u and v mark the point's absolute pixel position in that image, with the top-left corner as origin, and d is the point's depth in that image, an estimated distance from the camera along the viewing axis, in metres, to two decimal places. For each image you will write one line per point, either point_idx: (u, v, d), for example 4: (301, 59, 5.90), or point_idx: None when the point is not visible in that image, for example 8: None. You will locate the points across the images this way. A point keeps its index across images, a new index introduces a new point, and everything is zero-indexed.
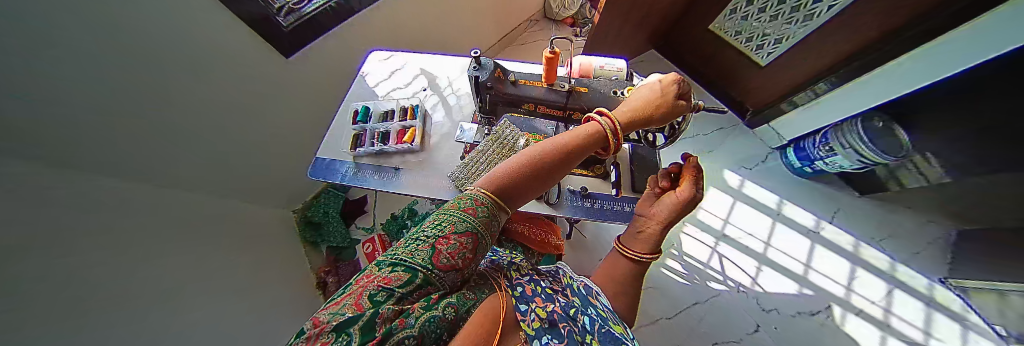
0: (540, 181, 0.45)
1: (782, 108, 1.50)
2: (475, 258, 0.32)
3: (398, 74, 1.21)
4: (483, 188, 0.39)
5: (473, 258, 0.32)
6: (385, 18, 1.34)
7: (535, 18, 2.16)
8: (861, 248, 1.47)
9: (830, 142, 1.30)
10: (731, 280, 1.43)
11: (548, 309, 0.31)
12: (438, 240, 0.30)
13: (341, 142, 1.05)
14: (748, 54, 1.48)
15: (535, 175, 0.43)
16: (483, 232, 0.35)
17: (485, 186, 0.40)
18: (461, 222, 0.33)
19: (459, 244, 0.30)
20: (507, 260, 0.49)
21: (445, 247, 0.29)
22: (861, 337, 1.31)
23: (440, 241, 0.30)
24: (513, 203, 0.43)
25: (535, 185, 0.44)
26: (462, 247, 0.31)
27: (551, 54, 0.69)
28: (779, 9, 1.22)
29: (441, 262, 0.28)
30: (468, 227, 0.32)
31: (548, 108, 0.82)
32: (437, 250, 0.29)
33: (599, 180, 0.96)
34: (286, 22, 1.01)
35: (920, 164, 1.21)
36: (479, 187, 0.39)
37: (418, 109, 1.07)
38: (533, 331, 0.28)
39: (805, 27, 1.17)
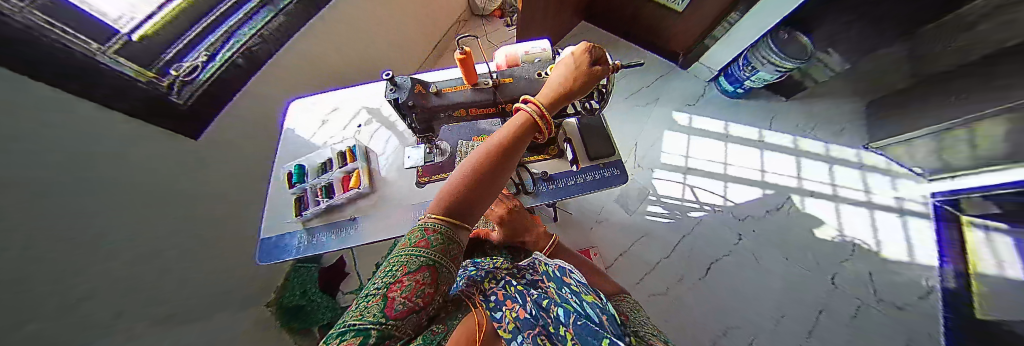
0: (487, 186, 0.44)
1: (707, 44, 1.66)
2: (438, 289, 0.34)
3: (333, 114, 1.03)
4: (433, 215, 0.40)
5: (436, 290, 0.33)
6: (299, 61, 1.15)
7: (462, 16, 1.96)
8: (799, 141, 1.67)
9: (751, 63, 1.47)
10: (705, 204, 1.57)
11: (521, 303, 0.34)
12: (391, 288, 0.31)
13: (283, 209, 0.87)
14: (667, 4, 1.55)
15: (481, 182, 0.44)
16: (440, 260, 0.35)
17: (437, 212, 0.41)
18: (414, 260, 0.34)
19: (414, 282, 0.31)
20: (484, 270, 0.49)
21: (398, 293, 0.29)
22: (819, 215, 1.50)
23: (393, 287, 0.31)
24: (471, 218, 0.43)
25: (485, 192, 0.44)
26: (419, 283, 0.32)
27: (464, 54, 0.62)
28: None
29: (396, 309, 0.28)
30: (423, 262, 0.34)
31: (483, 109, 0.77)
32: (391, 298, 0.29)
33: (556, 159, 0.99)
34: (180, 97, 0.81)
35: (823, 57, 1.44)
36: (430, 215, 0.40)
37: (357, 148, 0.90)
38: (509, 334, 0.30)
39: None
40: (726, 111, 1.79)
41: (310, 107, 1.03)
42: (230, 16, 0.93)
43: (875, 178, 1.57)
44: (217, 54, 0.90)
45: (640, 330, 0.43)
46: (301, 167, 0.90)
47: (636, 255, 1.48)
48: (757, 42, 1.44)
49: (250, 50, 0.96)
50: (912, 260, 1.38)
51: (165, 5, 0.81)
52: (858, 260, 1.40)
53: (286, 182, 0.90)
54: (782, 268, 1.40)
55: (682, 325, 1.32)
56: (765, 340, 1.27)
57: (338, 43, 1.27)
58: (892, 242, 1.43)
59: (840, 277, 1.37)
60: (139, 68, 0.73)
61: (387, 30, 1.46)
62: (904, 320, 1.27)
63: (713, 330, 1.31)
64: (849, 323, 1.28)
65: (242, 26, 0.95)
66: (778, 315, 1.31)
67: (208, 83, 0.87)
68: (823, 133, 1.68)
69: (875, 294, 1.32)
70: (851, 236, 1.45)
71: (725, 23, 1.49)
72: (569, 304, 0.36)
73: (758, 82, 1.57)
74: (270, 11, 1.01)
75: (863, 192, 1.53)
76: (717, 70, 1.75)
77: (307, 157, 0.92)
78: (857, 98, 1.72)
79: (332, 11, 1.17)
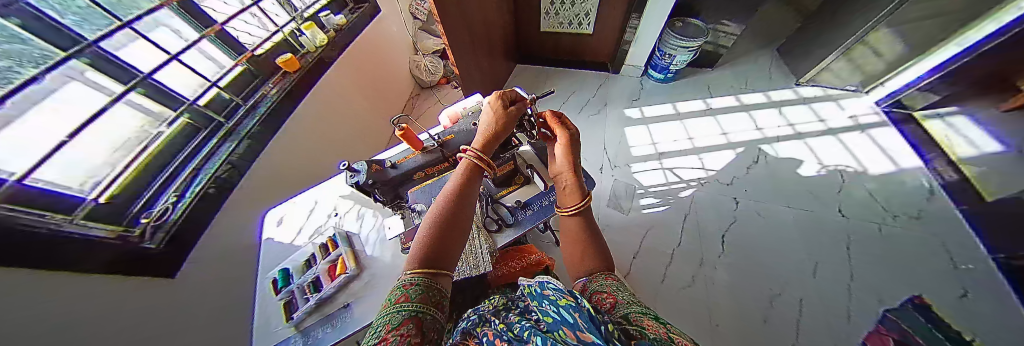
0: (454, 229, 0.49)
1: (625, 50, 1.77)
2: (424, 337, 0.33)
3: (311, 215, 0.94)
4: (411, 270, 0.43)
5: (423, 338, 0.33)
6: (275, 168, 1.04)
7: (415, 92, 2.00)
8: (741, 97, 1.72)
9: (667, 50, 1.62)
10: (691, 180, 1.43)
11: (490, 333, 0.30)
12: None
13: (271, 318, 0.75)
14: (575, 30, 1.78)
15: (447, 227, 0.48)
16: (425, 309, 0.37)
17: (414, 267, 0.44)
18: (398, 314, 0.35)
19: (400, 335, 0.31)
20: (479, 315, 0.41)
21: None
22: (797, 155, 1.44)
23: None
24: (447, 263, 0.46)
25: (454, 236, 0.48)
26: (405, 336, 0.31)
27: (403, 130, 0.71)
28: None
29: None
30: (407, 314, 0.35)
31: (436, 167, 0.84)
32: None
33: (526, 187, 0.94)
34: (152, 241, 0.68)
35: (722, 28, 1.61)
36: (408, 272, 0.43)
37: (339, 234, 0.84)
38: None
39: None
40: (667, 94, 1.83)
41: (280, 213, 0.95)
42: (198, 154, 0.85)
43: (825, 104, 1.61)
44: (187, 192, 0.78)
45: (635, 312, 0.33)
46: (286, 271, 0.80)
47: (650, 256, 1.25)
48: (664, 33, 1.61)
49: (222, 175, 0.85)
50: (900, 168, 1.33)
51: (128, 164, 0.72)
52: (856, 183, 1.32)
53: (272, 290, 0.79)
54: (789, 216, 1.27)
55: (710, 321, 1.07)
56: (816, 300, 1.06)
57: (299, 164, 1.17)
58: (872, 161, 1.37)
59: (846, 207, 1.26)
60: (109, 226, 0.64)
61: (344, 133, 1.41)
62: (927, 231, 1.16)
63: (750, 316, 1.06)
64: (881, 252, 1.14)
65: (209, 159, 0.85)
66: (811, 268, 1.14)
67: (181, 221, 0.73)
68: (755, 83, 1.77)
69: (886, 213, 1.22)
70: (833, 165, 1.38)
71: (628, 29, 1.61)
72: (548, 309, 0.30)
73: (681, 64, 1.70)
74: (234, 139, 0.91)
75: (818, 121, 1.54)
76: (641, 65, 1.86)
77: (291, 259, 0.83)
78: (767, 49, 1.93)
79: (285, 136, 1.08)
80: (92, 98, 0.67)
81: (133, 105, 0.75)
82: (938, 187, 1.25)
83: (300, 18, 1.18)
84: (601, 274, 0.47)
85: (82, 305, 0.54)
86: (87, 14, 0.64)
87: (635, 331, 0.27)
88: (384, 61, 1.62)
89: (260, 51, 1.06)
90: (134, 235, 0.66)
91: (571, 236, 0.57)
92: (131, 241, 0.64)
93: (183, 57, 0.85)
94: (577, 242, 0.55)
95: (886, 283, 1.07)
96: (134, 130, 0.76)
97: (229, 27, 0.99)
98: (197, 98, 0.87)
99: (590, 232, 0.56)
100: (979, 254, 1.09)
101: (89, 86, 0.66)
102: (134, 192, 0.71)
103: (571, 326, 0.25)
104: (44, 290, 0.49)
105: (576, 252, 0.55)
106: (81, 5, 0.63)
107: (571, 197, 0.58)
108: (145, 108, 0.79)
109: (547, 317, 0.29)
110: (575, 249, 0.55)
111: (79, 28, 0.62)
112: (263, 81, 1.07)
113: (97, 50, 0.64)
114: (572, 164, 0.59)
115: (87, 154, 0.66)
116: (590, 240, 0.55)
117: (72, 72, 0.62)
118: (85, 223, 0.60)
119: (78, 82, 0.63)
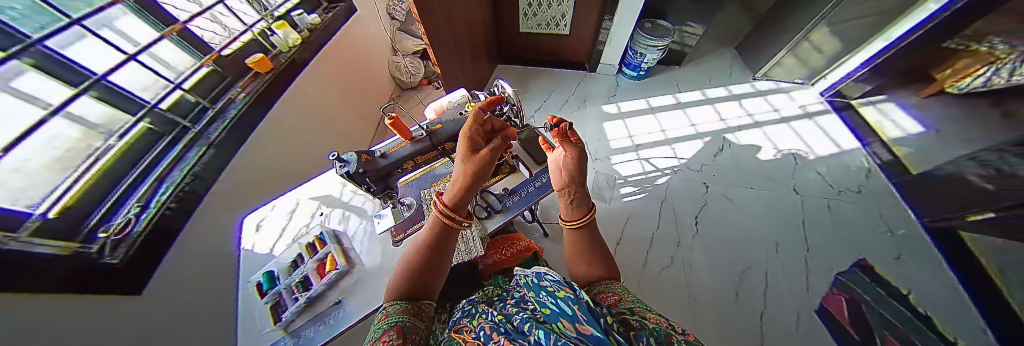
0: (434, 262, 0.50)
1: (600, 49, 1.89)
2: (406, 338, 0.38)
3: (294, 216, 0.88)
4: (393, 298, 0.46)
5: (405, 340, 0.38)
6: (253, 172, 1.01)
7: (396, 94, 1.99)
8: (705, 92, 1.89)
9: (639, 50, 1.76)
10: (665, 169, 1.56)
11: (487, 327, 0.35)
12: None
13: (256, 323, 0.69)
14: (553, 31, 1.87)
15: (425, 263, 0.50)
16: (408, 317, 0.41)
17: (394, 297, 0.47)
18: (388, 324, 0.40)
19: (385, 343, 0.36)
20: (474, 305, 0.47)
21: None
22: (753, 141, 1.62)
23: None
24: (427, 290, 0.48)
25: (432, 269, 0.50)
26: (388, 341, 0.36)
27: (391, 119, 0.73)
28: None
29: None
30: (394, 323, 0.40)
31: (426, 156, 0.86)
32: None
33: (512, 176, 0.98)
34: (115, 257, 0.62)
35: (687, 29, 1.76)
36: (390, 300, 0.46)
37: (327, 233, 0.79)
38: None
39: None
40: (641, 90, 1.96)
41: (260, 215, 0.88)
42: (159, 160, 0.79)
43: (776, 95, 1.81)
44: (150, 203, 0.71)
45: (636, 306, 0.39)
46: (271, 273, 0.75)
47: (633, 242, 1.33)
48: (636, 34, 1.75)
49: (189, 183, 0.79)
50: (843, 150, 1.53)
51: (67, 186, 0.63)
52: (809, 166, 1.49)
53: (255, 293, 0.73)
54: (752, 197, 1.42)
55: (688, 297, 1.18)
56: (781, 271, 1.19)
57: (283, 163, 1.14)
58: (821, 144, 1.56)
59: (801, 185, 1.43)
60: (61, 243, 0.57)
61: (326, 136, 1.38)
62: (869, 204, 1.35)
63: (725, 291, 1.18)
64: (832, 226, 1.30)
65: (174, 168, 0.79)
66: (774, 243, 1.27)
67: (147, 232, 0.67)
68: (718, 79, 1.95)
69: (833, 189, 1.40)
70: (786, 149, 1.56)
71: (602, 29, 1.73)
72: (546, 302, 0.36)
73: (652, 62, 1.84)
74: (201, 146, 0.86)
75: (773, 111, 1.73)
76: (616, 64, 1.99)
77: (276, 262, 0.78)
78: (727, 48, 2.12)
79: (261, 135, 1.03)
80: (22, 112, 0.58)
81: (70, 117, 0.67)
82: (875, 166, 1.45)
83: (270, 17, 1.18)
84: (604, 279, 0.51)
85: (63, 330, 0.51)
86: (29, 12, 0.59)
87: (635, 322, 0.33)
88: (362, 62, 1.61)
89: (228, 51, 1.04)
90: (93, 251, 0.60)
91: (575, 246, 0.61)
92: (91, 257, 0.59)
93: (140, 58, 0.81)
94: (581, 250, 0.59)
95: (836, 250, 1.23)
96: (77, 141, 0.68)
97: (192, 25, 0.94)
98: (159, 101, 0.83)
99: (594, 242, 0.60)
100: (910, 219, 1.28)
101: (24, 99, 0.58)
102: (83, 212, 0.64)
103: (571, 319, 0.30)
104: (23, 318, 0.46)
105: (581, 261, 0.58)
106: (25, 4, 0.58)
107: (577, 211, 0.61)
108: (87, 119, 0.70)
109: (547, 308, 0.35)
110: (579, 255, 0.59)
111: (21, 25, 0.57)
112: (231, 85, 1.02)
113: (41, 50, 0.59)
114: (579, 177, 0.62)
115: (31, 165, 0.58)
116: (593, 246, 0.59)
117: (3, 78, 0.54)
118: (32, 241, 0.53)
119: (4, 93, 0.54)
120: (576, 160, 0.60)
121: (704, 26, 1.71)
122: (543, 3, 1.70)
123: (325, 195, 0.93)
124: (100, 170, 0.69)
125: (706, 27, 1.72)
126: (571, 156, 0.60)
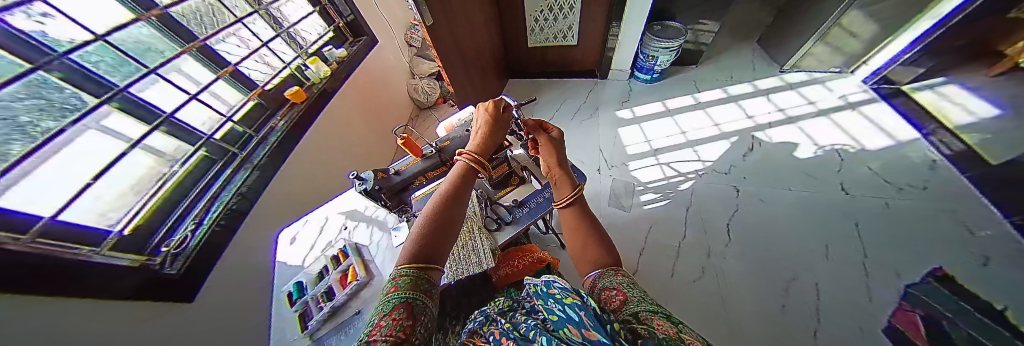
0: (445, 228, 0.50)
1: (609, 55, 1.89)
2: (416, 320, 0.36)
3: (323, 231, 0.94)
4: (402, 264, 0.44)
5: (414, 322, 0.36)
6: (288, 192, 1.10)
7: (415, 114, 2.11)
8: (728, 89, 1.79)
9: (650, 53, 1.73)
10: (688, 173, 1.48)
11: (496, 332, 0.34)
12: (371, 334, 0.32)
13: (284, 331, 0.72)
14: (560, 42, 1.92)
15: (437, 230, 0.49)
16: (415, 296, 0.38)
17: (405, 263, 0.45)
18: (392, 301, 0.37)
19: (391, 320, 0.34)
20: (489, 314, 0.46)
21: (376, 333, 0.32)
22: (788, 138, 1.49)
23: (374, 332, 0.33)
24: (438, 257, 0.47)
25: (445, 235, 0.49)
26: (396, 320, 0.34)
27: (404, 139, 0.77)
28: (556, 8, 1.68)
29: (378, 344, 0.29)
30: (399, 301, 0.37)
31: (437, 170, 0.90)
32: (372, 340, 0.30)
33: (522, 187, 0.98)
34: (172, 268, 0.70)
35: (699, 27, 1.72)
36: (399, 266, 0.44)
37: (350, 245, 0.84)
38: None
39: (575, 6, 1.64)
40: (656, 93, 1.91)
41: (293, 230, 0.94)
42: (211, 184, 0.89)
43: (811, 87, 1.67)
44: (205, 220, 0.81)
45: (643, 310, 0.35)
46: (301, 284, 0.80)
47: (656, 251, 1.26)
48: (645, 38, 1.73)
49: (234, 206, 0.88)
50: (898, 141, 1.36)
51: (144, 204, 0.75)
52: (858, 161, 1.34)
53: (285, 302, 0.78)
54: (790, 198, 1.30)
55: (725, 313, 1.06)
56: (831, 283, 1.06)
57: (311, 185, 1.24)
58: (868, 137, 1.41)
59: (849, 182, 1.29)
60: (132, 256, 0.67)
61: (352, 156, 1.49)
62: (941, 201, 1.16)
63: (766, 305, 1.05)
64: (889, 228, 1.14)
65: (226, 188, 0.90)
66: (823, 248, 1.14)
67: (197, 249, 0.76)
68: (740, 75, 1.85)
69: (891, 186, 1.24)
70: (829, 145, 1.42)
71: (610, 36, 1.75)
72: (555, 309, 0.35)
73: (664, 64, 1.79)
74: (247, 168, 0.97)
75: (808, 104, 1.60)
76: (627, 69, 1.97)
77: (305, 273, 0.83)
78: (747, 43, 2.01)
79: (290, 165, 1.11)
80: (111, 146, 0.72)
81: (145, 148, 0.80)
82: (941, 158, 1.26)
83: (304, 53, 1.29)
84: (610, 268, 0.48)
85: (119, 337, 0.57)
86: (119, 64, 0.74)
87: (641, 331, 0.30)
88: (383, 86, 1.74)
89: (269, 86, 1.17)
90: (155, 263, 0.68)
91: (570, 227, 0.59)
92: (154, 267, 0.68)
93: (200, 96, 0.94)
94: (578, 233, 0.57)
95: (899, 255, 1.07)
96: (144, 170, 0.79)
97: (240, 66, 1.08)
98: (213, 132, 0.94)
99: (588, 219, 0.59)
100: (993, 218, 1.09)
101: (111, 137, 0.72)
102: (150, 227, 0.74)
103: (576, 325, 0.29)
104: (85, 326, 0.52)
105: (579, 246, 0.56)
106: (113, 57, 0.72)
107: (564, 189, 0.61)
108: (156, 148, 0.83)
109: (553, 316, 0.34)
110: (576, 238, 0.57)
111: (111, 76, 0.71)
112: (275, 114, 1.15)
113: (125, 95, 0.73)
114: (558, 157, 0.63)
115: (105, 194, 0.69)
116: (589, 225, 0.58)
117: (96, 120, 0.68)
118: (110, 254, 0.62)
119: (96, 130, 0.69)
120: (550, 144, 0.62)
121: (718, 22, 1.66)
122: (550, 16, 1.76)
123: (349, 211, 0.98)
124: (166, 191, 0.80)
125: (720, 23, 1.67)
126: (544, 143, 0.63)
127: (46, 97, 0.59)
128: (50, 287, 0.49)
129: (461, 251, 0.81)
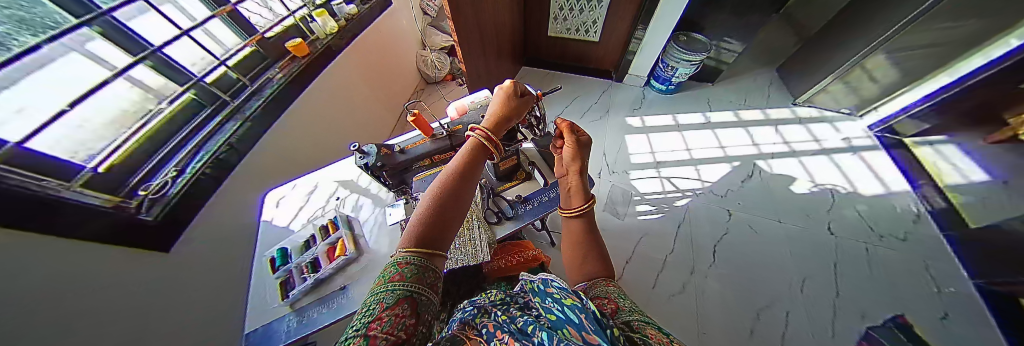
0: (451, 211, 0.44)
1: (628, 58, 1.80)
2: (419, 318, 0.32)
3: (310, 199, 0.88)
4: (404, 248, 0.39)
5: (416, 319, 0.32)
6: (276, 150, 1.00)
7: (420, 87, 1.99)
8: (739, 113, 1.71)
9: (670, 63, 1.64)
10: (687, 190, 1.42)
11: (491, 325, 0.28)
12: (370, 326, 0.28)
13: (266, 297, 0.68)
14: (581, 36, 1.81)
15: (444, 214, 0.43)
16: (419, 290, 0.34)
17: (408, 247, 0.39)
18: (392, 294, 0.32)
19: (394, 316, 0.30)
20: (481, 302, 0.38)
21: (379, 331, 0.27)
22: (789, 171, 1.43)
23: (373, 325, 0.28)
24: (444, 244, 0.42)
25: (452, 219, 0.44)
26: (400, 317, 0.30)
27: (412, 116, 0.67)
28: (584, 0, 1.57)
29: (379, 343, 0.25)
30: (401, 295, 0.32)
31: (443, 155, 0.80)
32: (372, 335, 0.26)
33: (526, 183, 0.90)
34: (150, 214, 0.64)
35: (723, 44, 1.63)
36: (401, 250, 0.39)
37: (341, 217, 0.78)
38: None
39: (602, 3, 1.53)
40: (669, 105, 1.82)
41: (280, 192, 0.88)
42: (199, 131, 0.82)
43: (821, 125, 1.60)
44: (189, 168, 0.75)
45: (637, 320, 0.29)
46: (285, 250, 0.74)
47: (642, 262, 1.22)
48: (668, 46, 1.64)
49: (221, 157, 0.81)
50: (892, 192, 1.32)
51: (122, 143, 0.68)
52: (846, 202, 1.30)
53: (269, 267, 0.73)
54: (781, 233, 1.24)
55: (698, 328, 1.04)
56: (804, 315, 1.04)
57: (305, 147, 1.15)
58: (865, 183, 1.36)
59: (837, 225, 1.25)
60: (105, 196, 0.61)
61: (351, 123, 1.39)
62: None
63: (739, 327, 1.04)
64: (870, 273, 1.11)
65: (211, 138, 0.82)
66: (799, 281, 1.11)
67: (181, 196, 0.70)
68: (755, 100, 1.76)
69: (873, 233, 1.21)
70: (825, 184, 1.37)
71: (633, 39, 1.65)
72: (553, 307, 0.27)
73: (682, 76, 1.71)
74: (238, 120, 0.88)
75: (813, 141, 1.53)
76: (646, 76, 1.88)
77: (290, 238, 0.77)
78: (769, 68, 1.92)
79: (279, 129, 1.00)
80: (91, 72, 0.63)
81: (131, 81, 0.72)
82: (925, 211, 1.24)
83: (311, 4, 1.15)
84: (601, 279, 0.43)
85: (74, 283, 0.52)
86: None
87: (639, 340, 0.24)
88: (390, 52, 1.61)
89: (270, 34, 1.05)
90: (132, 206, 0.62)
91: (573, 237, 0.54)
92: (132, 211, 0.62)
93: (192, 33, 0.84)
94: (577, 245, 0.52)
95: (872, 296, 1.06)
96: (132, 104, 0.73)
97: (240, 7, 0.97)
98: (205, 75, 0.85)
99: (593, 234, 0.53)
100: (962, 279, 1.07)
101: (96, 63, 0.64)
102: (127, 171, 0.67)
103: (576, 327, 0.22)
104: (41, 266, 0.47)
105: (576, 259, 0.51)
106: None
107: (577, 197, 0.56)
108: (146, 84, 0.76)
109: (552, 315, 0.27)
110: (575, 251, 0.52)
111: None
112: (269, 66, 1.05)
113: (109, 19, 0.63)
114: (581, 164, 0.58)
115: (78, 127, 0.62)
116: (592, 242, 0.52)
117: (76, 41, 0.60)
118: (83, 192, 0.57)
119: (76, 53, 0.60)
120: (576, 149, 0.57)
121: (744, 42, 1.58)
122: (575, 7, 1.64)
123: (345, 183, 0.92)
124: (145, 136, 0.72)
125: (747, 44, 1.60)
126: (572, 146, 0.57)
127: (21, 7, 0.51)
128: (6, 218, 0.43)
129: (459, 239, 0.73)
